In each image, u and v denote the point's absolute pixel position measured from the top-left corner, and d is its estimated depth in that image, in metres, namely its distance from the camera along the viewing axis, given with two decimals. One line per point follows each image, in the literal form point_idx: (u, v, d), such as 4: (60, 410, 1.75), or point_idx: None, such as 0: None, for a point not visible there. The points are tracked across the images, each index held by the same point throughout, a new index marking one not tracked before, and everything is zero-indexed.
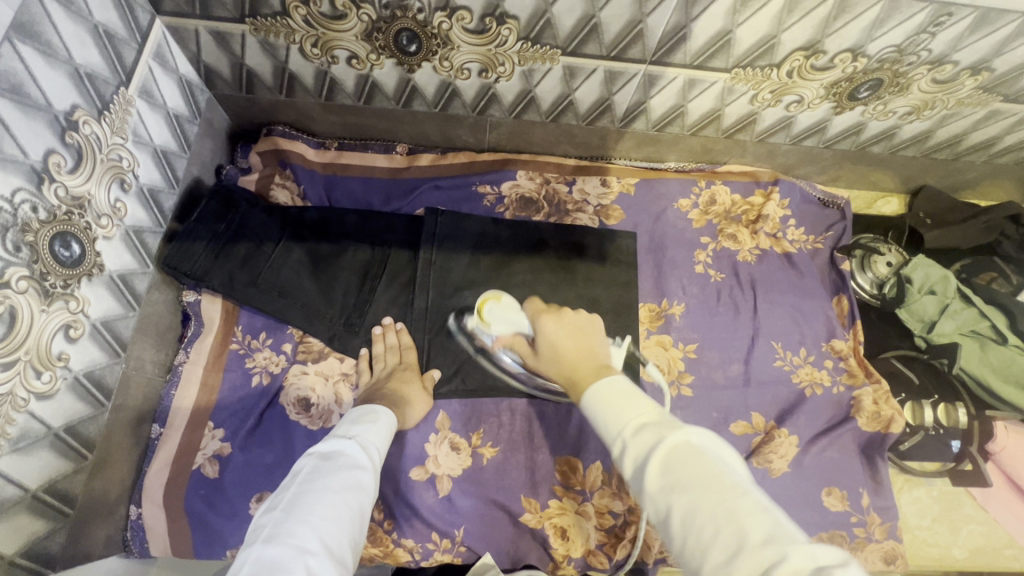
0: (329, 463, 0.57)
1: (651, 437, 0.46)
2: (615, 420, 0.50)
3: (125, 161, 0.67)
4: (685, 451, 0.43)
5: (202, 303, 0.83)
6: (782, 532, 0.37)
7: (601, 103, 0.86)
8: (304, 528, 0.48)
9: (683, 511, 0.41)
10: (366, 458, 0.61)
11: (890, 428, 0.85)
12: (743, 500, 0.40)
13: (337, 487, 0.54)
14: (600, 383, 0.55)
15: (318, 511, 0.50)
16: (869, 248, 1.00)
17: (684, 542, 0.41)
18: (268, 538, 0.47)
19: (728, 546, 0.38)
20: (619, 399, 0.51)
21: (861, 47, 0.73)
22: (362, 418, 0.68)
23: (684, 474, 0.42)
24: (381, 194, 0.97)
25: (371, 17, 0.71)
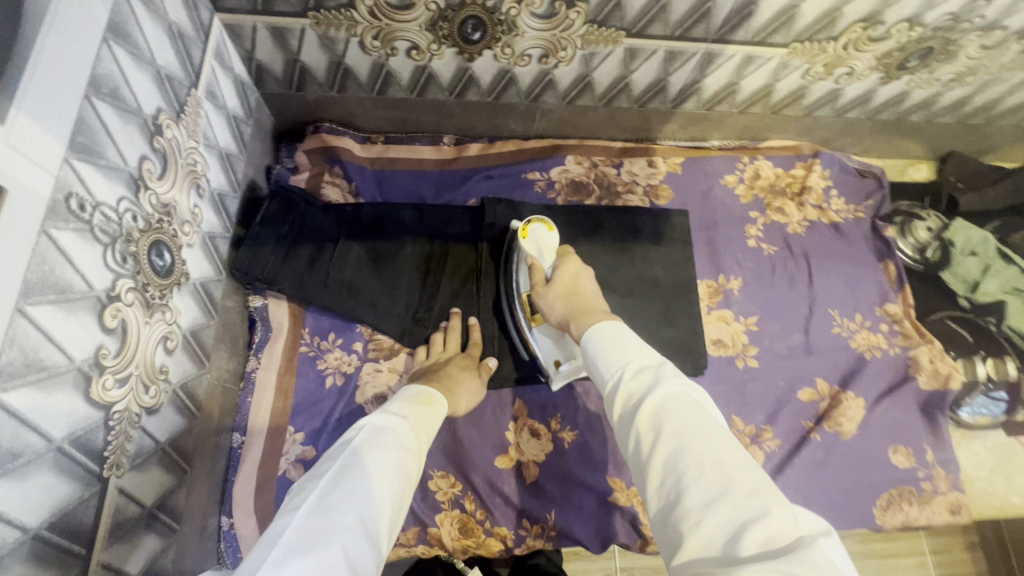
0: (377, 438, 0.55)
1: (646, 382, 0.52)
2: (619, 361, 0.55)
3: (199, 166, 0.65)
4: (678, 401, 0.48)
5: (269, 307, 0.82)
6: (768, 492, 0.41)
7: (656, 84, 0.87)
8: (348, 506, 0.47)
9: (668, 451, 0.45)
10: (414, 440, 0.58)
11: (949, 383, 0.88)
12: (730, 456, 0.44)
13: (384, 466, 0.52)
14: (605, 325, 0.61)
15: (362, 487, 0.49)
16: (910, 214, 1.03)
17: (662, 479, 0.45)
18: (312, 508, 0.46)
19: (709, 489, 0.41)
20: (627, 346, 0.57)
21: (919, 16, 0.75)
22: (416, 399, 0.65)
23: (676, 419, 0.47)
24: (432, 186, 0.96)
25: (439, 6, 0.70)
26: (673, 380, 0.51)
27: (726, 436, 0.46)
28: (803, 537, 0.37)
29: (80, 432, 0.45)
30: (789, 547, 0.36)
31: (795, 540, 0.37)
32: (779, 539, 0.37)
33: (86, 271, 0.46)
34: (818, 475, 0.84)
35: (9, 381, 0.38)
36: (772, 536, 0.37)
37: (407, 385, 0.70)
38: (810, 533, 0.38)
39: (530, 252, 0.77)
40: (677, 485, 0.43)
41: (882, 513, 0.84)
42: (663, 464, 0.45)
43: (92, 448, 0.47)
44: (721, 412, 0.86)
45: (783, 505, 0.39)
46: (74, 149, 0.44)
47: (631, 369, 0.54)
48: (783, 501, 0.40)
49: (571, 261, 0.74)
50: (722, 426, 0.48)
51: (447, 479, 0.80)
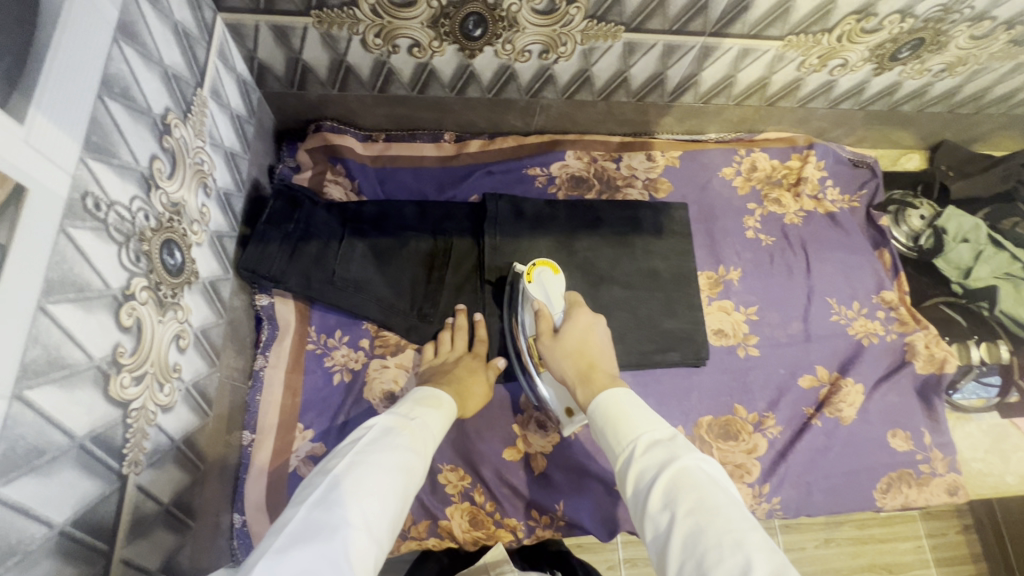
0: (386, 439, 0.56)
1: (659, 455, 0.53)
2: (629, 434, 0.57)
3: (205, 165, 0.66)
4: (692, 474, 0.50)
5: (275, 305, 0.82)
6: (787, 572, 0.40)
7: (654, 78, 0.88)
8: (353, 502, 0.47)
9: (687, 533, 0.46)
10: (421, 441, 0.59)
11: (944, 368, 0.90)
12: (748, 535, 0.44)
13: (392, 464, 0.53)
14: (614, 392, 0.63)
15: (367, 484, 0.49)
16: (903, 203, 1.05)
17: (683, 563, 0.45)
18: (318, 500, 0.47)
19: (731, 571, 0.41)
20: (637, 417, 0.58)
21: (911, 8, 0.76)
22: (425, 401, 0.66)
23: (691, 497, 0.48)
24: (434, 183, 0.96)
25: (440, 3, 0.70)
26: (685, 455, 0.52)
27: (742, 514, 0.46)
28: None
29: (101, 429, 0.46)
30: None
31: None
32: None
33: (103, 269, 0.46)
34: (819, 460, 0.86)
35: (34, 379, 0.39)
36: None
37: (420, 388, 0.71)
38: None
39: (538, 298, 0.78)
40: (698, 568, 0.43)
41: (882, 496, 0.86)
42: (682, 548, 0.45)
43: (111, 445, 0.47)
44: (724, 401, 0.88)
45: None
46: (89, 148, 0.45)
47: (642, 443, 0.55)
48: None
49: (582, 314, 0.74)
50: (736, 500, 0.49)
51: (457, 472, 0.80)
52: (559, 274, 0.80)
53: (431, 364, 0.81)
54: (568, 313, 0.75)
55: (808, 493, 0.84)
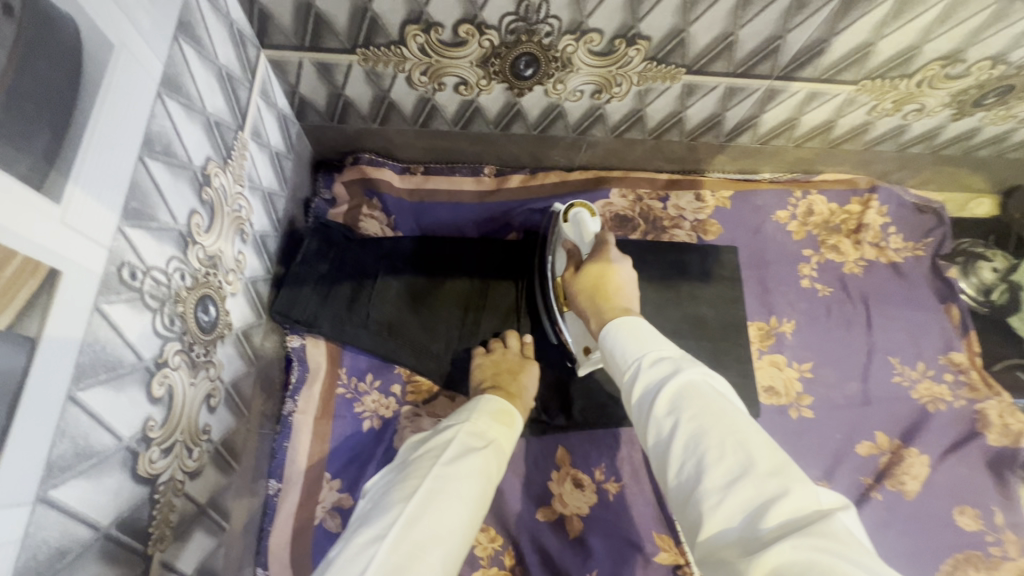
0: (462, 466, 0.55)
1: (666, 368, 0.49)
2: (634, 352, 0.53)
3: (243, 211, 0.63)
4: (699, 386, 0.46)
5: (306, 347, 0.79)
6: (788, 469, 0.39)
7: (711, 119, 0.82)
8: (434, 544, 0.47)
9: (688, 435, 0.43)
10: (493, 468, 0.58)
11: (1021, 442, 0.82)
12: (751, 436, 0.42)
13: (467, 496, 0.52)
14: (625, 318, 0.58)
15: (445, 521, 0.49)
16: (973, 253, 0.98)
17: (683, 460, 0.43)
18: (398, 538, 0.47)
19: (730, 470, 0.40)
20: (644, 335, 0.55)
21: (1005, 54, 0.70)
22: (499, 416, 0.64)
23: (693, 403, 0.45)
24: (471, 219, 0.93)
25: (493, 43, 0.66)
26: (691, 366, 0.48)
27: (744, 415, 0.44)
28: (824, 511, 0.36)
29: (126, 513, 0.43)
30: (811, 523, 0.35)
31: (816, 513, 0.35)
32: (801, 515, 0.36)
33: (136, 341, 0.43)
34: (880, 539, 0.78)
35: (60, 476, 0.36)
36: (796, 513, 0.36)
37: (485, 394, 0.68)
38: (830, 506, 0.37)
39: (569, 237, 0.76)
40: (698, 467, 0.42)
41: None
42: (683, 448, 0.43)
43: (137, 527, 0.44)
44: None
45: (802, 481, 0.38)
46: (128, 215, 0.42)
47: (648, 359, 0.51)
48: (803, 479, 0.39)
49: (604, 251, 0.69)
50: (741, 407, 0.46)
51: (488, 532, 0.76)
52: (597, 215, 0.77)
53: (485, 358, 0.77)
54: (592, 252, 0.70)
55: None
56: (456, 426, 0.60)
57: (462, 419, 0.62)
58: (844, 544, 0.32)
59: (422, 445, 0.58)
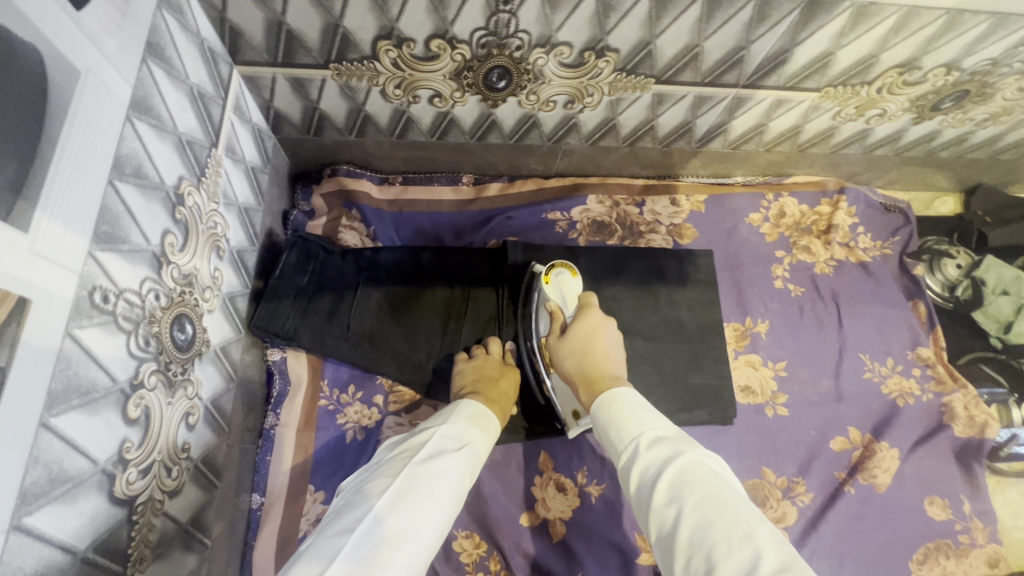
0: (434, 465, 0.56)
1: (663, 450, 0.54)
2: (631, 432, 0.58)
3: (218, 227, 0.63)
4: (698, 468, 0.51)
5: (288, 360, 0.79)
6: (794, 561, 0.42)
7: (682, 126, 0.84)
8: (401, 538, 0.48)
9: (695, 524, 0.47)
10: (467, 470, 0.58)
11: (985, 433, 0.86)
12: (754, 527, 0.45)
13: (439, 495, 0.53)
14: (619, 390, 0.64)
15: (414, 517, 0.50)
16: (937, 251, 1.01)
17: (690, 550, 0.46)
18: (368, 531, 0.47)
19: (739, 565, 0.42)
20: (641, 414, 0.60)
21: (957, 61, 0.72)
22: (475, 420, 0.65)
23: (695, 491, 0.49)
24: (451, 229, 0.94)
25: (465, 57, 0.67)
26: (690, 450, 0.53)
27: (748, 507, 0.47)
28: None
29: (103, 536, 0.43)
30: None
31: None
32: None
33: (110, 363, 0.43)
34: (855, 531, 0.81)
35: (34, 503, 0.36)
36: None
37: (463, 399, 0.69)
38: None
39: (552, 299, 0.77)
40: (706, 560, 0.44)
41: (918, 568, 0.80)
42: (689, 541, 0.46)
43: (116, 549, 0.45)
44: (751, 463, 0.84)
45: (810, 574, 0.40)
46: (98, 239, 0.42)
47: (645, 440, 0.56)
48: (810, 572, 0.41)
49: (591, 313, 0.72)
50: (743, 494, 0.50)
51: (472, 539, 0.77)
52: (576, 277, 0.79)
53: (468, 364, 0.77)
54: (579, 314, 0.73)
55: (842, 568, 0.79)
56: (431, 429, 0.61)
57: (439, 422, 0.63)
58: None
59: (397, 448, 0.59)
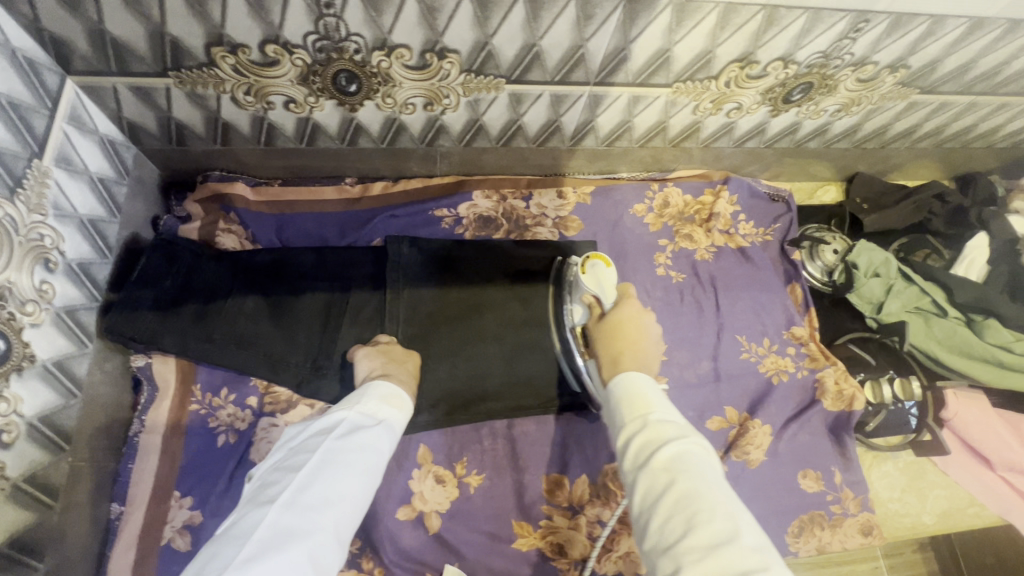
0: (352, 440, 0.57)
1: (670, 429, 0.54)
2: (642, 407, 0.57)
3: (47, 239, 0.62)
4: (701, 454, 0.51)
5: (153, 365, 0.77)
6: (765, 550, 0.44)
7: (549, 125, 0.86)
8: (320, 509, 0.50)
9: (684, 493, 0.47)
10: (384, 444, 0.60)
11: (853, 405, 0.89)
12: (739, 512, 0.46)
13: (358, 467, 0.55)
14: (630, 373, 0.63)
15: (335, 489, 0.52)
16: (815, 238, 1.04)
17: (672, 514, 0.47)
18: (286, 506, 0.49)
19: (716, 533, 0.44)
20: (653, 394, 0.59)
21: (791, 55, 0.76)
22: (390, 398, 0.65)
23: (692, 469, 0.49)
24: (336, 228, 0.93)
25: (305, 61, 0.68)
26: (694, 438, 0.53)
27: (734, 494, 0.49)
28: None
29: None
30: None
31: None
32: None
33: None
34: None
35: None
36: None
37: (378, 378, 0.69)
38: None
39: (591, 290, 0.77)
40: (684, 526, 0.45)
41: (794, 540, 0.84)
42: (671, 506, 0.47)
43: None
44: None
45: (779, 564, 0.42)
46: None
47: (655, 417, 0.56)
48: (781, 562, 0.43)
49: (630, 301, 0.75)
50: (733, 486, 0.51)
51: None
52: (610, 267, 0.80)
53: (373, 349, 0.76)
54: (618, 301, 0.76)
55: None
56: (348, 406, 0.61)
57: (357, 399, 0.63)
58: None
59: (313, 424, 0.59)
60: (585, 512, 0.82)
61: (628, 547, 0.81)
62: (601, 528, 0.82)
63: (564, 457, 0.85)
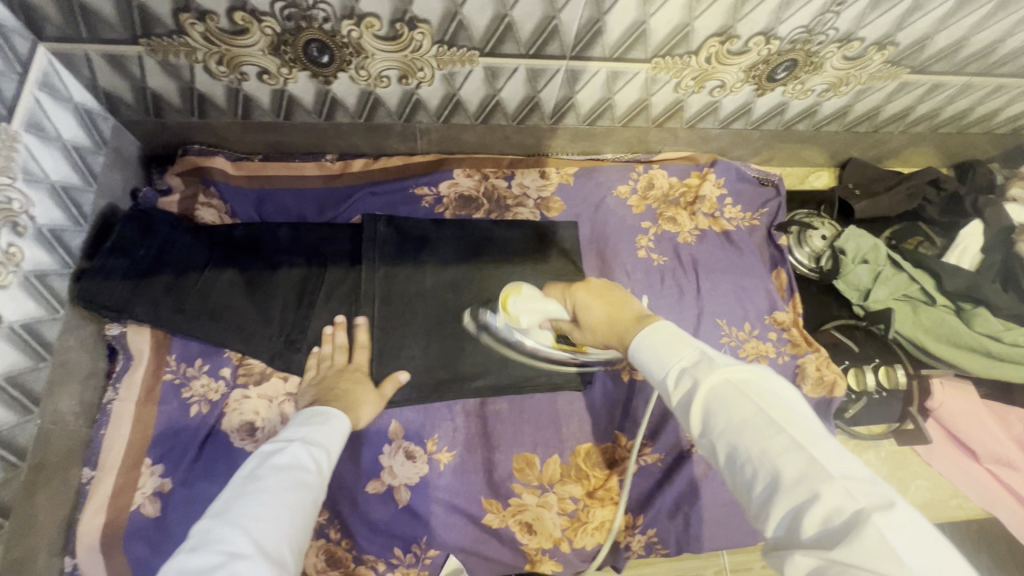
0: (264, 466, 0.54)
1: (687, 383, 0.49)
2: (655, 368, 0.52)
3: (16, 203, 0.63)
4: (722, 398, 0.46)
5: (128, 334, 0.78)
6: (814, 468, 0.40)
7: (528, 102, 0.85)
8: (238, 529, 0.46)
9: (727, 452, 0.45)
10: (308, 458, 0.58)
11: (833, 392, 0.88)
12: (780, 440, 0.42)
13: (273, 484, 0.52)
14: (641, 329, 0.56)
15: (247, 509, 0.48)
16: (804, 223, 1.02)
17: (729, 473, 0.46)
18: (193, 544, 0.45)
19: (767, 483, 0.42)
20: (666, 340, 0.52)
21: (772, 29, 0.74)
22: (307, 421, 0.64)
23: (723, 418, 0.46)
24: (315, 205, 0.93)
25: (275, 30, 0.68)
26: (711, 377, 0.47)
27: (774, 417, 0.44)
28: (859, 513, 0.37)
29: None
30: (848, 532, 0.37)
31: (853, 520, 0.37)
32: (836, 519, 0.38)
33: None
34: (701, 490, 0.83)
35: None
36: (830, 523, 0.38)
37: (305, 409, 0.69)
38: (866, 505, 0.38)
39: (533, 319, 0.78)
40: (742, 483, 0.44)
41: None
42: (726, 465, 0.46)
43: None
44: (604, 428, 0.86)
45: (832, 481, 0.39)
46: None
47: (670, 374, 0.50)
48: (833, 475, 0.40)
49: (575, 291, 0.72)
50: (777, 401, 0.45)
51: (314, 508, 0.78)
52: (523, 289, 0.80)
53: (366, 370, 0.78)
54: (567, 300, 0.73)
55: (686, 526, 0.82)
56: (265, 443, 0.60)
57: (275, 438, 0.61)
58: (878, 555, 0.35)
59: None
60: (556, 492, 0.82)
61: (603, 517, 0.81)
62: (572, 503, 0.82)
63: (536, 438, 0.84)
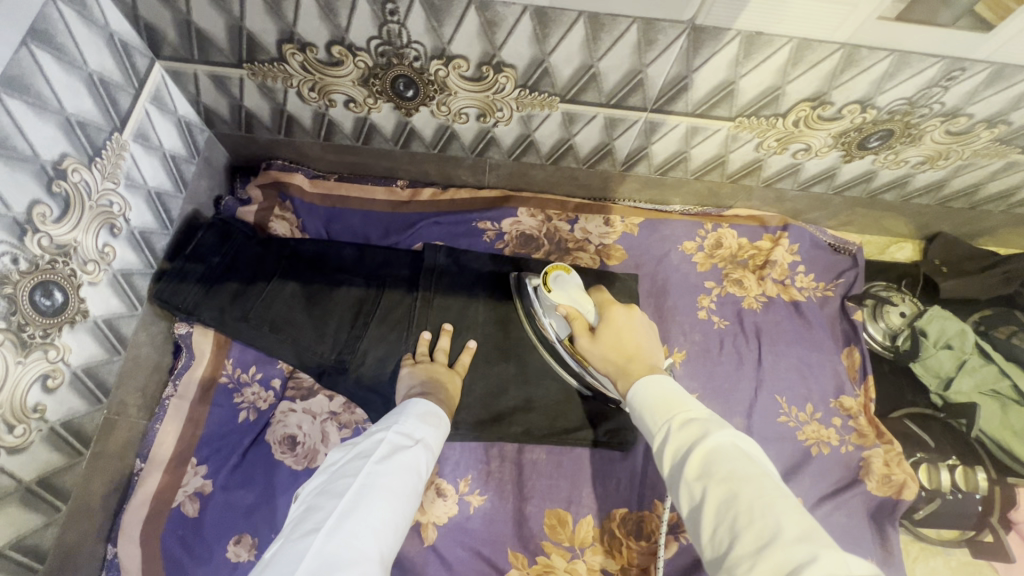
0: (391, 467, 0.57)
1: (696, 429, 0.48)
2: (664, 411, 0.52)
3: (115, 206, 0.68)
4: (726, 449, 0.45)
5: (193, 334, 0.81)
6: (814, 532, 0.38)
7: (601, 147, 0.85)
8: (366, 533, 0.50)
9: (719, 500, 0.43)
10: (422, 466, 0.61)
11: (901, 494, 0.80)
12: (778, 501, 0.41)
13: (398, 492, 0.55)
14: (651, 376, 0.57)
15: (376, 515, 0.52)
16: (880, 298, 0.96)
17: (712, 531, 0.43)
18: (331, 531, 0.48)
19: (759, 534, 0.39)
20: (667, 396, 0.53)
21: (870, 99, 0.70)
22: (427, 417, 0.66)
23: (723, 467, 0.44)
24: (380, 227, 0.95)
25: (367, 64, 0.70)
26: (719, 430, 0.47)
27: (771, 482, 0.43)
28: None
29: None
30: None
31: None
32: None
33: None
34: None
35: None
36: None
37: (413, 396, 0.70)
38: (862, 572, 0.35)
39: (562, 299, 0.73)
40: (730, 533, 0.41)
41: None
42: (715, 514, 0.43)
43: None
44: (644, 495, 0.82)
45: (832, 547, 0.37)
46: None
47: (678, 420, 0.50)
48: (833, 545, 0.38)
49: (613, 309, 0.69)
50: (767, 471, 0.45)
51: None
52: (572, 273, 0.76)
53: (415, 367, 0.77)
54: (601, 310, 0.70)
55: None
56: (387, 427, 0.62)
57: (392, 420, 0.64)
58: None
59: (352, 451, 0.59)
60: (586, 559, 0.78)
61: None
62: None
63: (572, 494, 0.82)
